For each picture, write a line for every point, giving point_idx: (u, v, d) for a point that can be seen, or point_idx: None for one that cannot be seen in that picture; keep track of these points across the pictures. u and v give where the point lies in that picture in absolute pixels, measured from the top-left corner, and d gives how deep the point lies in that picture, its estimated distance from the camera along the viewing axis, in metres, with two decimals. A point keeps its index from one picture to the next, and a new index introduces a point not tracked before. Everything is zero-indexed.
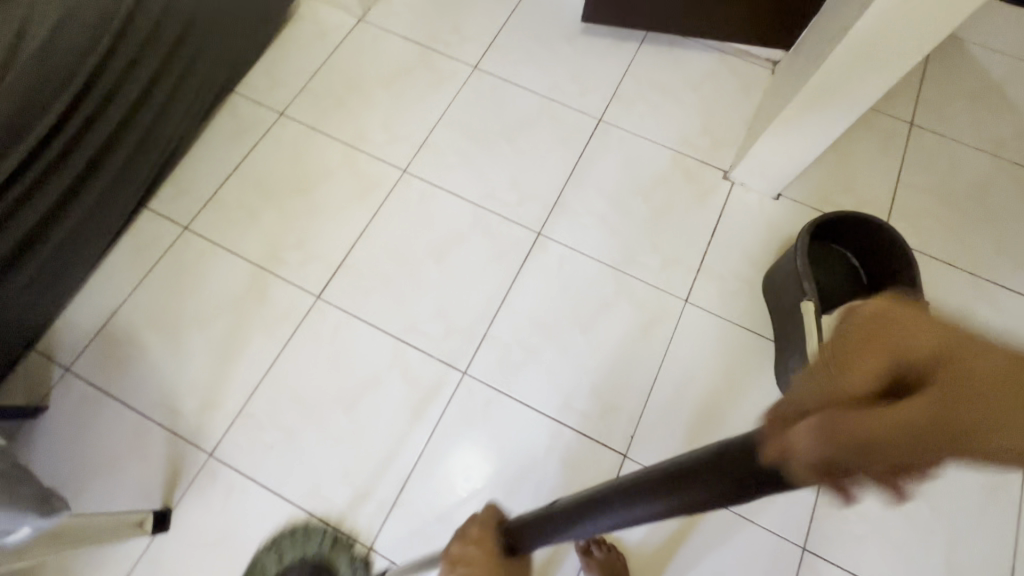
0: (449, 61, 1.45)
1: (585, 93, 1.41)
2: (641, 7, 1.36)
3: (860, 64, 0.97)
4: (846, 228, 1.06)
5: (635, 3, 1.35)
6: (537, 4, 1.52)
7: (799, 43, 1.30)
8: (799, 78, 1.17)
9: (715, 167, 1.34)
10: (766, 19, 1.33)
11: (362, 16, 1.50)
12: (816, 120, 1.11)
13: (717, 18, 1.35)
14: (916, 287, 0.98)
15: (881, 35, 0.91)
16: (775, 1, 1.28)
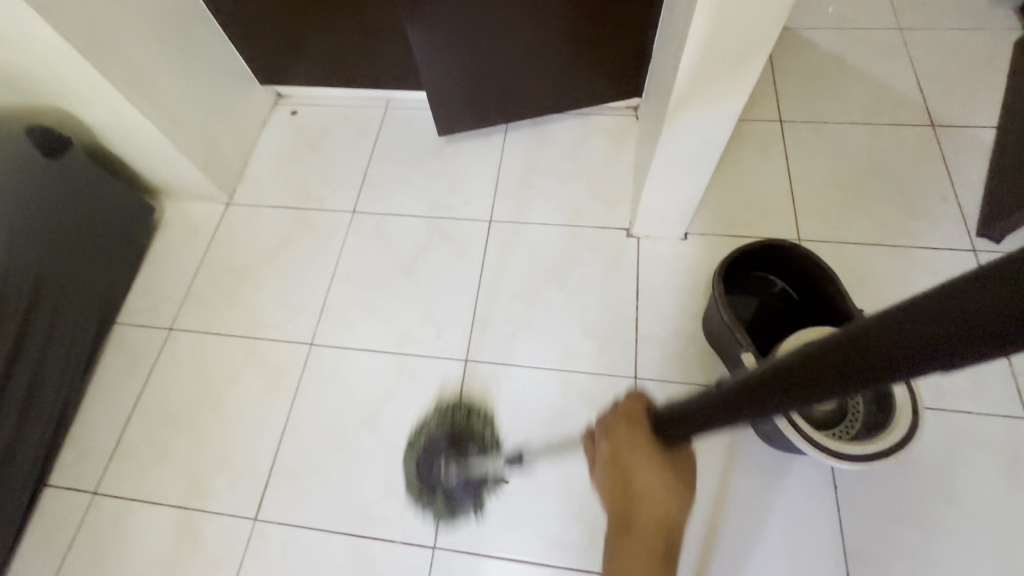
0: (326, 214, 1.41)
1: (467, 201, 1.39)
2: (490, 104, 1.37)
3: (701, 108, 0.96)
4: (759, 256, 1.03)
5: (482, 102, 1.36)
6: (396, 130, 1.52)
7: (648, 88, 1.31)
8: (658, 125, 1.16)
9: (617, 229, 1.31)
10: (609, 76, 1.35)
11: (228, 199, 1.46)
12: (687, 164, 1.10)
13: (564, 90, 1.37)
14: (845, 298, 0.94)
15: (706, 80, 0.91)
16: (609, 59, 1.31)
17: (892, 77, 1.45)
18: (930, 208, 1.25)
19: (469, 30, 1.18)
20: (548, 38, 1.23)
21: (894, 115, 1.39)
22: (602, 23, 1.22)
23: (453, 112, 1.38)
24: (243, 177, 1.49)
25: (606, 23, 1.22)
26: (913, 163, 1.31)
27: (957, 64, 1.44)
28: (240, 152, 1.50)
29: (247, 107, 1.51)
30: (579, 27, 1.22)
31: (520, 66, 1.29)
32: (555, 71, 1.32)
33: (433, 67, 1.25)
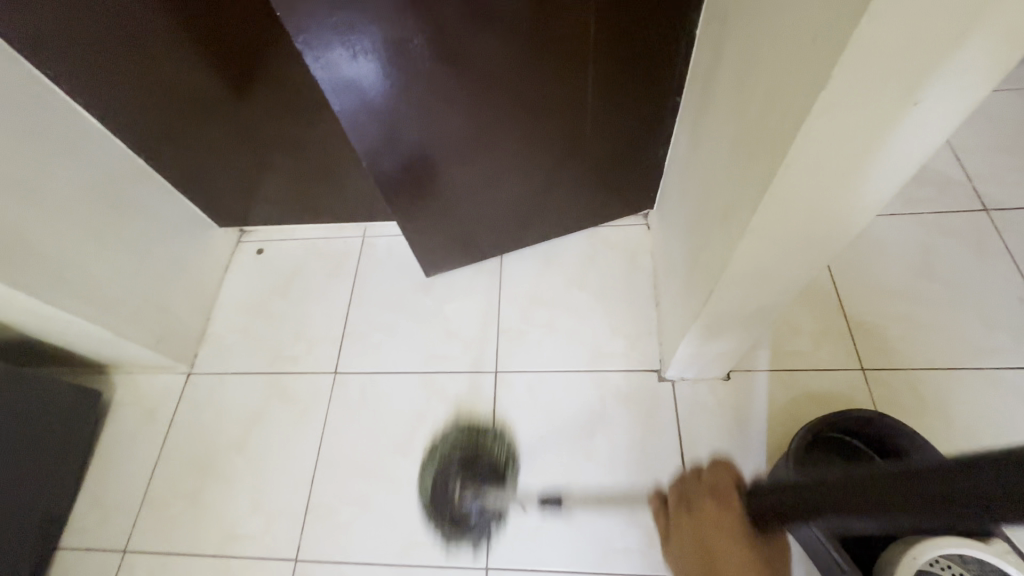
0: (304, 379, 1.21)
1: (467, 347, 1.19)
2: (486, 236, 1.20)
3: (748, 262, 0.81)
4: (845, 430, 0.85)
5: (478, 235, 1.19)
6: (376, 265, 1.33)
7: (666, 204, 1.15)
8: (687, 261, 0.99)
9: (645, 371, 1.12)
10: (617, 189, 1.19)
11: (188, 367, 1.26)
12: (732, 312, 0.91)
13: (568, 212, 1.21)
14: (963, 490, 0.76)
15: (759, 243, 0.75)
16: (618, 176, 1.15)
17: (929, 154, 1.29)
18: (1008, 316, 1.07)
19: (461, 168, 1.01)
20: (551, 165, 1.07)
21: (941, 201, 1.22)
22: (613, 142, 1.06)
23: (442, 248, 1.20)
24: (205, 337, 1.30)
25: (617, 140, 1.06)
26: (976, 260, 1.14)
27: (998, 136, 1.29)
28: (200, 309, 1.30)
29: (203, 254, 1.32)
30: (586, 148, 1.06)
31: (519, 194, 1.12)
32: (558, 195, 1.16)
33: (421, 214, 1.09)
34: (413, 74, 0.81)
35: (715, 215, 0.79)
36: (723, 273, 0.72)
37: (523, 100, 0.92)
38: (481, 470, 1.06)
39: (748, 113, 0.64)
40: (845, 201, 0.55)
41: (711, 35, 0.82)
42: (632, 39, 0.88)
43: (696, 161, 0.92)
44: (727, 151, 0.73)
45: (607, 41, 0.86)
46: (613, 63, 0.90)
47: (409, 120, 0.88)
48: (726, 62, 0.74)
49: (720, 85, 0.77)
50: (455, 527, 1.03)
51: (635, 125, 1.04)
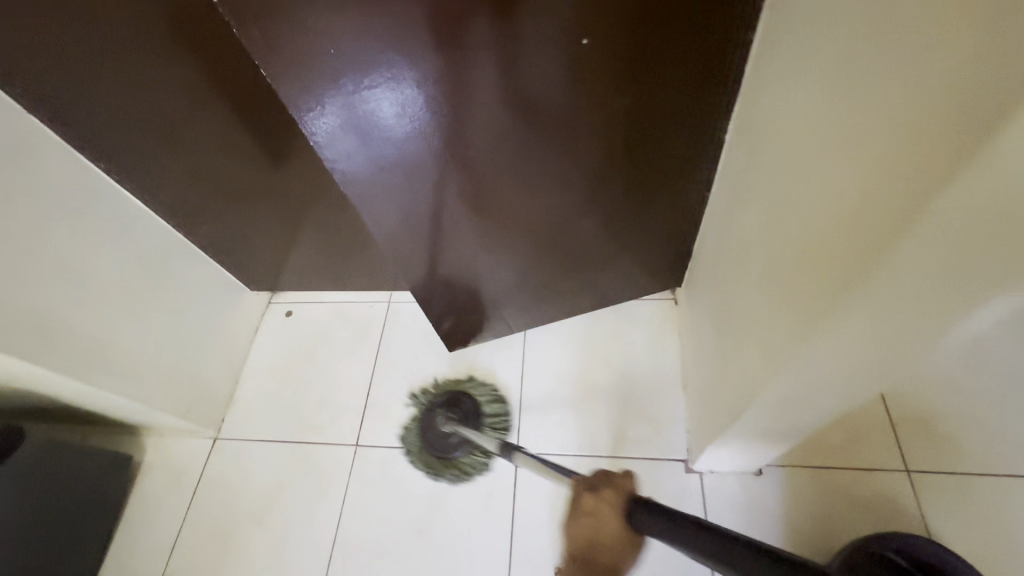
0: (326, 449, 1.21)
1: (489, 426, 1.18)
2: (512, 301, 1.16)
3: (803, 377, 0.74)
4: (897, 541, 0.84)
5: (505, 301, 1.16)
6: (401, 334, 1.34)
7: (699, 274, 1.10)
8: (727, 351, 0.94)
9: (672, 461, 1.08)
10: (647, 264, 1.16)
11: (215, 432, 1.28)
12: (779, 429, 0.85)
13: (599, 278, 1.17)
14: None
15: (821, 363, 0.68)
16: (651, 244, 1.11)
17: None
18: None
19: (489, 236, 0.97)
20: (582, 239, 1.03)
21: None
22: (649, 218, 1.03)
23: (472, 318, 1.19)
24: (232, 402, 1.32)
25: (656, 210, 1.01)
26: None
27: None
28: (229, 373, 1.33)
29: (235, 319, 1.35)
30: (621, 226, 1.03)
31: (548, 267, 1.09)
32: (588, 262, 1.11)
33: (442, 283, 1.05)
34: (432, 165, 0.78)
35: (756, 313, 0.74)
36: (769, 383, 0.68)
37: (549, 181, 0.88)
38: (461, 408, 1.16)
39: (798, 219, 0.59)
40: (922, 331, 0.49)
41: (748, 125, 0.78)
42: (671, 123, 0.83)
43: (733, 244, 0.88)
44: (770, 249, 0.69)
45: (640, 129, 0.82)
46: (654, 136, 0.84)
47: (430, 205, 0.86)
48: (768, 158, 0.70)
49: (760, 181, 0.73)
50: (450, 466, 1.14)
51: (670, 203, 1.00)
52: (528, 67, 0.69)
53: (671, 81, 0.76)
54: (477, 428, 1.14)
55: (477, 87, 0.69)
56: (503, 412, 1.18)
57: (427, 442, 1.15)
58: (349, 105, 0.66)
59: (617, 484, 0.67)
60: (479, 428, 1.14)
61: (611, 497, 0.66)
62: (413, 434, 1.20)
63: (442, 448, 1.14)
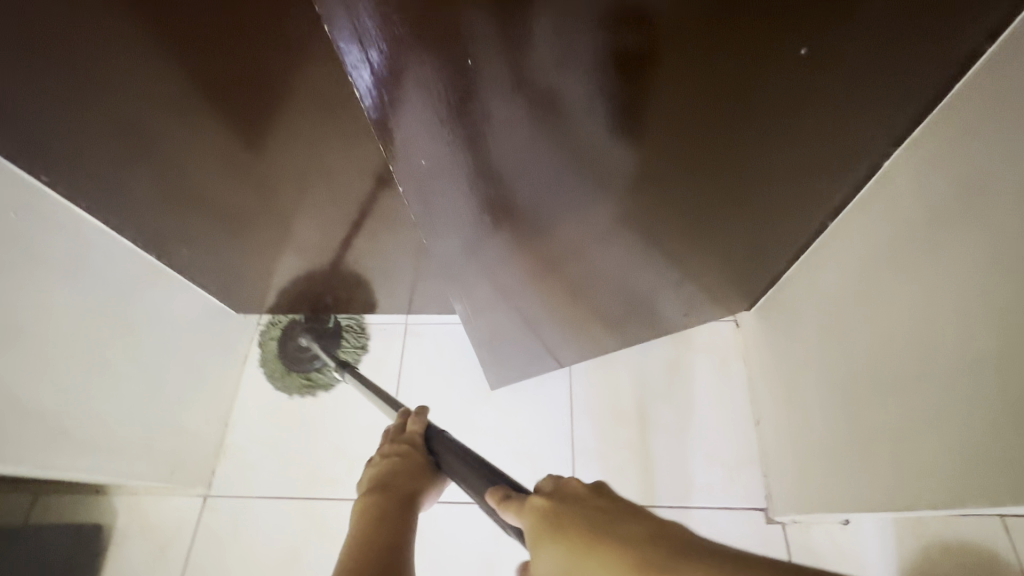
0: (346, 507, 1.04)
1: (537, 474, 1.04)
2: (562, 315, 0.96)
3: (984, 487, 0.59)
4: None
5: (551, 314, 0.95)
6: (424, 364, 1.16)
7: (793, 300, 0.93)
8: (833, 400, 0.80)
9: (749, 510, 0.98)
10: (727, 290, 1.00)
11: (205, 487, 1.07)
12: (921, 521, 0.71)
13: (670, 295, 0.98)
14: None
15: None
16: (742, 267, 0.92)
17: None
18: None
19: (545, 242, 0.75)
20: (638, 253, 0.83)
21: None
22: (747, 247, 0.85)
23: (502, 339, 0.99)
24: (222, 450, 1.11)
25: (770, 231, 0.81)
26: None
27: None
28: (218, 414, 1.12)
29: (224, 350, 1.13)
30: (705, 246, 0.83)
31: (597, 284, 0.90)
32: (662, 279, 0.91)
33: (478, 295, 0.83)
34: (469, 159, 0.55)
35: (915, 401, 0.62)
36: (964, 474, 0.55)
37: (636, 181, 0.65)
38: (323, 328, 1.17)
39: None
40: None
41: (935, 164, 0.61)
42: (848, 123, 0.61)
43: (869, 292, 0.71)
44: (973, 337, 0.54)
45: (763, 137, 0.60)
46: (813, 139, 0.62)
47: (456, 211, 0.63)
48: (980, 218, 0.54)
49: (958, 244, 0.57)
50: (303, 381, 1.15)
51: (779, 229, 0.81)
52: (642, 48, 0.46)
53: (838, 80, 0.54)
54: (334, 345, 1.15)
55: (558, 65, 0.46)
56: (361, 343, 1.18)
57: (281, 349, 1.17)
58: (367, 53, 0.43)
59: (410, 428, 0.64)
60: (337, 346, 1.15)
61: (400, 451, 0.61)
62: (274, 334, 1.18)
63: (293, 358, 1.15)
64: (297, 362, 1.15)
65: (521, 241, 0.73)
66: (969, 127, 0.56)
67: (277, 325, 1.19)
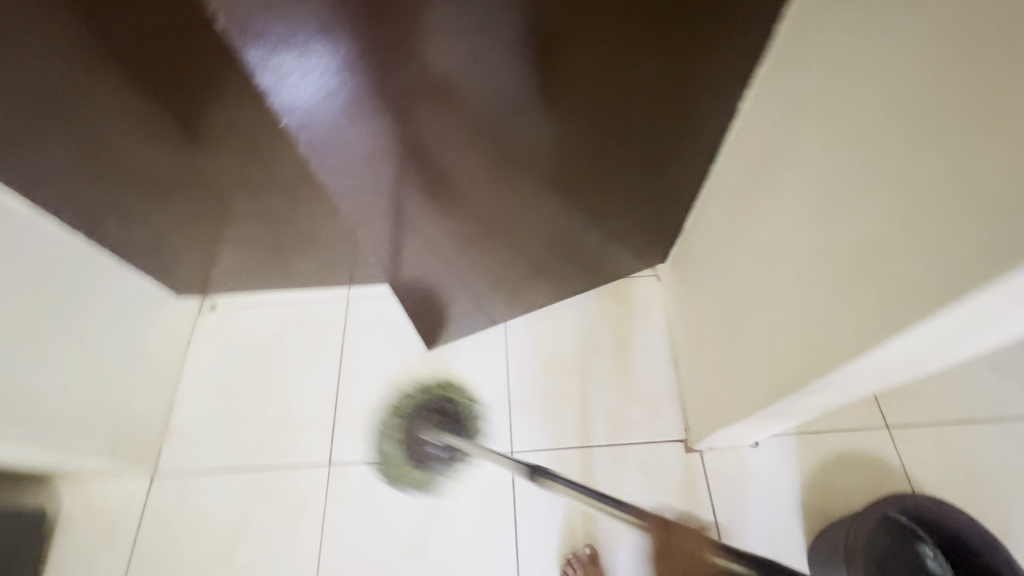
0: (294, 473, 1.08)
1: (477, 428, 1.10)
2: (487, 278, 1.02)
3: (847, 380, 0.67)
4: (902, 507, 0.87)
5: (474, 278, 1.00)
6: (366, 335, 1.20)
7: (694, 245, 1.02)
8: (725, 325, 0.88)
9: (671, 442, 1.07)
10: (638, 241, 1.09)
11: (152, 468, 1.09)
12: (799, 416, 0.80)
13: (585, 250, 1.05)
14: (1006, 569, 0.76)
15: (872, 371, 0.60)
16: (646, 216, 1.01)
17: None
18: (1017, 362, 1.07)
19: (453, 208, 0.79)
20: (547, 211, 0.89)
21: None
22: (643, 198, 0.95)
23: (429, 307, 1.03)
24: (169, 431, 1.13)
25: (660, 175, 0.90)
26: None
27: None
28: (162, 397, 1.13)
29: (164, 333, 1.15)
30: (606, 200, 0.91)
31: (514, 245, 0.95)
32: (574, 234, 0.98)
33: (399, 267, 0.86)
34: (373, 142, 0.61)
35: (780, 316, 0.70)
36: (813, 361, 0.63)
37: (526, 134, 0.71)
38: (449, 417, 1.10)
39: (851, 224, 0.55)
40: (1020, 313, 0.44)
41: (772, 97, 0.71)
42: (699, 61, 0.70)
43: (741, 224, 0.81)
44: (813, 244, 0.62)
45: (627, 94, 0.70)
46: (672, 76, 0.70)
47: (365, 185, 0.66)
48: (805, 136, 0.64)
49: (788, 164, 0.67)
50: (420, 475, 1.06)
51: (668, 172, 0.90)
52: (506, 21, 0.55)
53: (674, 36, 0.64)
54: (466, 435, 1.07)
55: (443, 47, 0.55)
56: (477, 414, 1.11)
57: (404, 442, 1.09)
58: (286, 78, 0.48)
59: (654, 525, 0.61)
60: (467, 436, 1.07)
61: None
62: (398, 419, 1.11)
63: (417, 452, 1.07)
64: (426, 456, 1.06)
65: (431, 210, 0.77)
66: (790, 63, 0.67)
67: (399, 408, 1.12)
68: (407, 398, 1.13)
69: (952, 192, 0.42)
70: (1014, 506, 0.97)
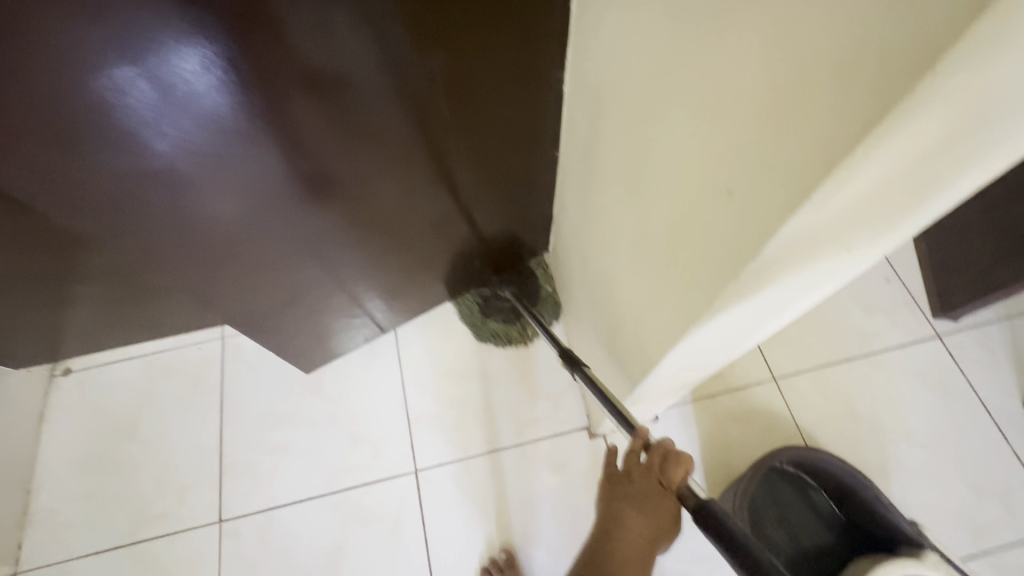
0: (182, 538, 0.99)
1: (377, 451, 1.05)
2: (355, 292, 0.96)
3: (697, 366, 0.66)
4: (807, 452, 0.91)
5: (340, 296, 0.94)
6: (247, 373, 1.12)
7: (564, 231, 1.00)
8: (595, 313, 0.88)
9: (575, 430, 1.06)
10: (511, 232, 1.05)
11: (14, 565, 0.96)
12: (673, 392, 0.80)
13: (456, 250, 1.01)
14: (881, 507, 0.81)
15: (704, 352, 0.59)
16: (509, 208, 0.97)
17: None
18: (883, 297, 1.14)
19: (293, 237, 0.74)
20: (396, 220, 0.85)
21: None
22: (500, 189, 0.91)
23: (295, 334, 0.95)
24: (30, 519, 1.00)
25: (507, 168, 0.86)
26: None
27: None
28: (14, 483, 1.00)
29: (3, 414, 1.01)
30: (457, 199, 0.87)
31: (371, 256, 0.89)
32: (435, 237, 0.94)
33: (239, 309, 0.80)
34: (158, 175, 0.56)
35: (623, 303, 0.70)
36: (652, 351, 0.62)
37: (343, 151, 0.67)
38: (532, 288, 1.13)
39: (649, 208, 0.54)
40: (800, 284, 0.44)
41: (579, 79, 0.69)
42: (500, 54, 0.66)
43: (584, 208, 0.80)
44: (627, 231, 0.62)
45: (435, 93, 0.66)
46: (477, 73, 0.66)
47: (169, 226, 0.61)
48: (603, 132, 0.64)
49: (603, 150, 0.65)
50: (501, 326, 1.13)
51: (515, 164, 0.86)
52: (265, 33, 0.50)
53: (468, 31, 0.60)
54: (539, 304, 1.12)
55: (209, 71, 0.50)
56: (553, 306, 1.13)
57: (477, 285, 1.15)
58: (137, 78, 0.47)
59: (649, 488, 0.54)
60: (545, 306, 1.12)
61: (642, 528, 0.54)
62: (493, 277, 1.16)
63: (490, 301, 1.14)
64: (492, 306, 1.13)
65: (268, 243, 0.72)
66: (583, 46, 0.65)
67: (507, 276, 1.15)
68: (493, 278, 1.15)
69: (711, 176, 0.40)
70: (890, 433, 1.03)
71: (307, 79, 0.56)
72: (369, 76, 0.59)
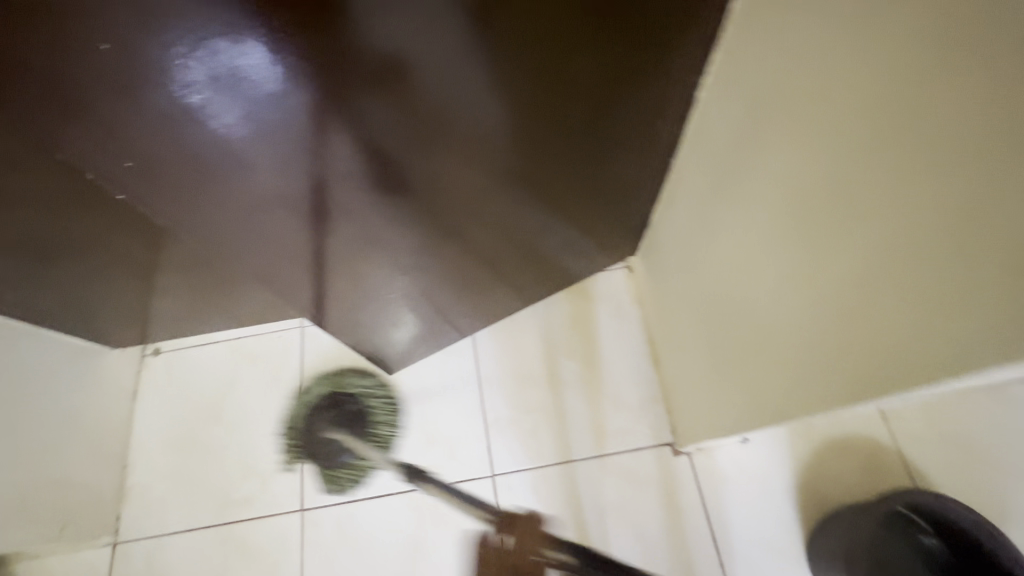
0: (267, 522, 1.01)
1: (454, 451, 1.04)
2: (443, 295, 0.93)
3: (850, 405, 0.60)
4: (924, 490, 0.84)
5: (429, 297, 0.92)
6: (326, 364, 1.12)
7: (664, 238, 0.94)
8: (707, 331, 0.82)
9: (658, 446, 1.02)
10: (605, 236, 1.00)
11: (113, 535, 1.02)
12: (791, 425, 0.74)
13: (550, 252, 0.96)
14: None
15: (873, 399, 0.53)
16: (609, 212, 0.91)
17: None
18: None
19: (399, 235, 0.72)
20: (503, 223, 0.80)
21: None
22: (605, 195, 0.85)
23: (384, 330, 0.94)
24: (126, 492, 1.05)
25: (617, 173, 0.80)
26: None
27: None
28: (113, 458, 1.05)
29: (102, 392, 1.05)
30: (560, 204, 0.82)
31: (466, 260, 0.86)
32: (533, 239, 0.89)
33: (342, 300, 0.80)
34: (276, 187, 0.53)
35: (763, 330, 0.64)
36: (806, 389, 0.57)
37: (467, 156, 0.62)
38: (346, 412, 1.07)
39: (842, 240, 0.47)
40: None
41: (741, 77, 0.62)
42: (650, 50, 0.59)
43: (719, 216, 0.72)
44: (792, 254, 0.56)
45: (575, 97, 0.60)
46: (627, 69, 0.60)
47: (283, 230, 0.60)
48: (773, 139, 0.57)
49: (766, 164, 0.59)
50: (335, 471, 1.04)
51: (627, 168, 0.80)
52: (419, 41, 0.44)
53: (616, 26, 0.53)
54: (366, 429, 1.06)
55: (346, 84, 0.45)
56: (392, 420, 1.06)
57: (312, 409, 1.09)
58: (234, 95, 0.42)
59: None
60: (370, 429, 1.06)
61: None
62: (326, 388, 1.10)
63: (317, 447, 1.06)
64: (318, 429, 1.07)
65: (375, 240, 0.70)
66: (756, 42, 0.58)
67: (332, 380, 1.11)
68: (340, 383, 1.10)
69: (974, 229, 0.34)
70: (1010, 475, 0.94)
71: (426, 80, 0.49)
72: (496, 77, 0.52)
